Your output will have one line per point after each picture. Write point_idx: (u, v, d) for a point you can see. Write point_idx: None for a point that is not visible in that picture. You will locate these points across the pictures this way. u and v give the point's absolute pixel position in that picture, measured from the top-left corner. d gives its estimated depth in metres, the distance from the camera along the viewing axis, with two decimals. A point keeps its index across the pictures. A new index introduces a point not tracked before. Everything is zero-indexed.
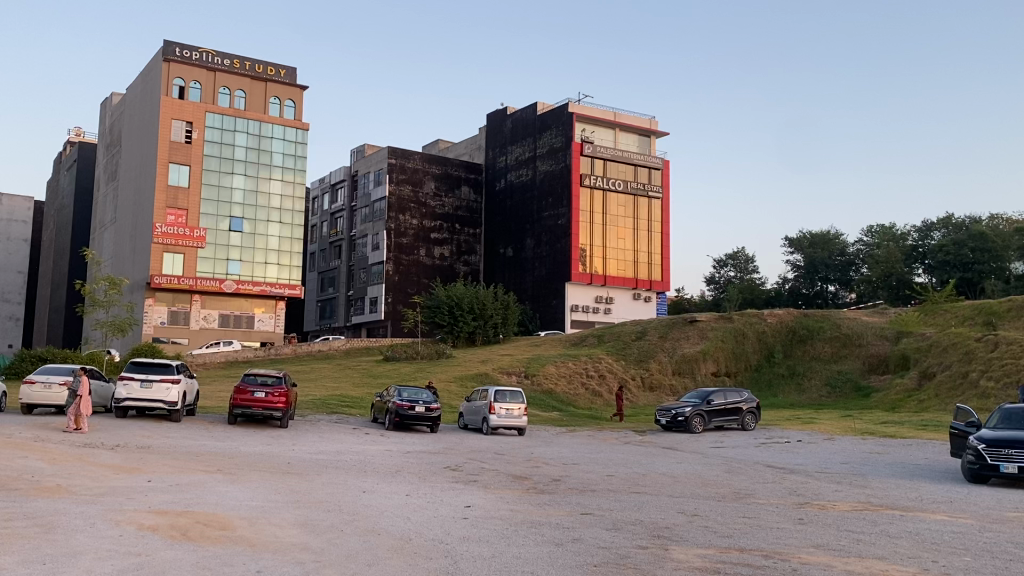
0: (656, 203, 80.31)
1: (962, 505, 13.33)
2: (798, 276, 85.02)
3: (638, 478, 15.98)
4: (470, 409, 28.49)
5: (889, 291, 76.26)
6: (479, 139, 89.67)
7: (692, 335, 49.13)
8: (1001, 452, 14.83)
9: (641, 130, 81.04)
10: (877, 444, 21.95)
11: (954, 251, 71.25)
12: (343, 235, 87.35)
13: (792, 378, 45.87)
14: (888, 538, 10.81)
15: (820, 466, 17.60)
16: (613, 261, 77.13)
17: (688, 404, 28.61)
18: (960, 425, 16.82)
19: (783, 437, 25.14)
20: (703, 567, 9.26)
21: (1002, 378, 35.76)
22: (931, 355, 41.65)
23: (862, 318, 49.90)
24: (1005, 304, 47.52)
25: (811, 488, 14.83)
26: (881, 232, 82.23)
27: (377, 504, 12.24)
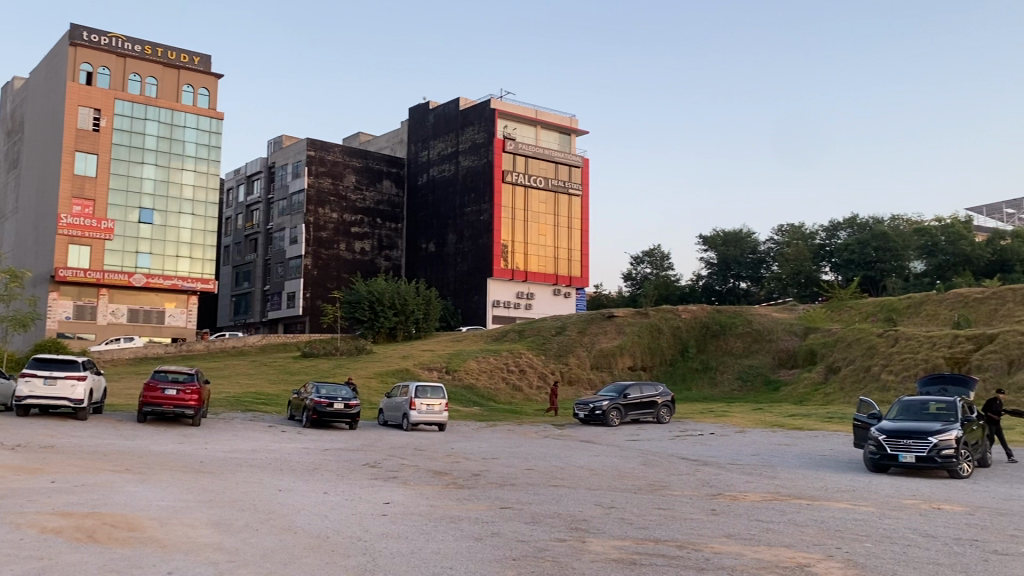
0: (577, 200, 81.25)
1: (864, 493, 13.93)
2: (711, 273, 87.29)
3: (556, 472, 16.17)
4: (390, 405, 28.31)
5: (798, 288, 78.86)
6: (400, 132, 88.91)
7: (609, 330, 49.85)
8: (900, 442, 15.56)
9: (561, 128, 81.82)
10: (785, 436, 22.74)
11: (859, 251, 74.22)
12: (259, 229, 85.55)
13: (705, 372, 47.11)
14: (795, 527, 11.22)
15: (732, 458, 18.13)
16: (534, 257, 77.69)
17: (605, 398, 29.01)
18: (863, 417, 17.57)
19: (697, 429, 25.79)
20: (620, 558, 9.43)
21: (902, 371, 37.47)
22: (837, 350, 43.32)
23: (772, 315, 51.49)
24: (904, 301, 49.97)
25: (722, 479, 15.28)
26: (791, 232, 84.98)
27: (293, 503, 12.06)
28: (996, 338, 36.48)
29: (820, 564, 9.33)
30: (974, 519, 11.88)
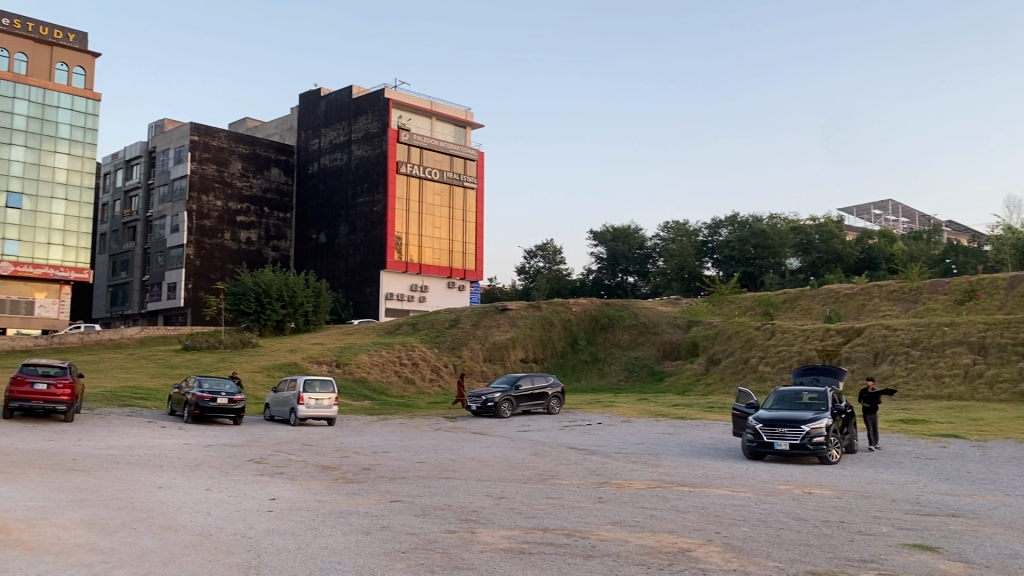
0: (472, 193, 81.36)
1: (741, 480, 14.57)
2: (601, 267, 89.07)
3: (447, 464, 16.18)
4: (277, 400, 27.67)
5: (682, 283, 81.25)
6: (290, 119, 86.70)
7: (502, 323, 50.15)
8: (776, 431, 16.31)
9: (457, 120, 81.75)
10: (669, 426, 23.48)
11: (739, 247, 77.39)
12: (138, 216, 81.96)
13: (594, 364, 48.10)
14: (678, 513, 11.62)
15: (619, 447, 18.59)
16: (428, 250, 77.33)
17: (497, 390, 29.18)
18: (741, 406, 18.32)
19: (586, 420, 26.33)
20: (509, 548, 9.55)
21: (778, 364, 39.22)
22: (717, 342, 45.02)
23: (658, 309, 53.03)
24: (780, 295, 52.41)
25: (609, 468, 15.66)
26: (676, 229, 87.63)
27: (174, 500, 11.65)
28: (863, 331, 38.75)
29: (700, 548, 9.70)
30: (842, 502, 12.60)
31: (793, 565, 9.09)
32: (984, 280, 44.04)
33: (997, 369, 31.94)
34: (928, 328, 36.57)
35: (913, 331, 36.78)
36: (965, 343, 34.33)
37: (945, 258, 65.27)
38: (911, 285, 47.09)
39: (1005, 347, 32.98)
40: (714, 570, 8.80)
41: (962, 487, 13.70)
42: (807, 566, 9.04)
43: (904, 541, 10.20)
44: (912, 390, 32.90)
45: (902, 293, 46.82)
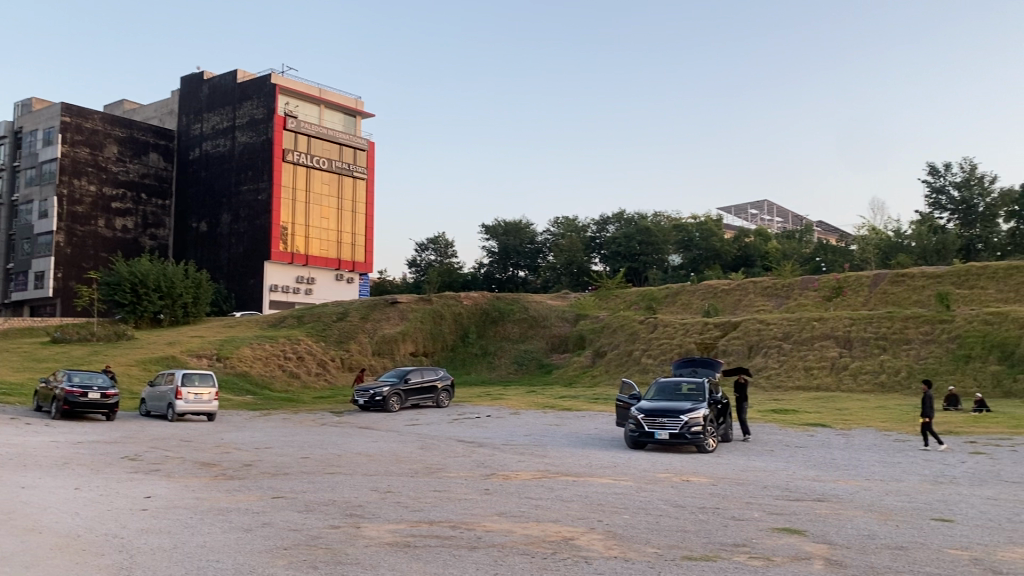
0: (361, 183, 80.18)
1: (624, 469, 14.98)
2: (492, 261, 89.48)
3: (332, 460, 15.93)
4: (154, 394, 26.56)
5: (570, 277, 82.57)
6: (170, 101, 83.19)
7: (392, 316, 49.71)
8: (656, 421, 16.83)
9: (347, 109, 80.58)
10: (556, 418, 23.88)
11: (625, 243, 79.35)
12: (2, 200, 76.93)
13: (484, 357, 48.31)
14: (562, 502, 11.85)
15: (507, 439, 18.78)
16: (315, 241, 75.78)
17: (385, 384, 28.90)
18: (625, 397, 18.80)
19: (475, 412, 26.45)
20: (394, 542, 9.50)
21: (660, 356, 40.44)
22: (603, 336, 46.07)
23: (547, 302, 53.78)
24: (663, 290, 54.13)
25: (496, 459, 15.80)
26: (566, 224, 89.07)
27: (39, 500, 11.02)
28: (739, 325, 40.42)
29: (583, 536, 9.93)
30: (717, 489, 13.14)
31: (672, 550, 9.41)
32: (849, 278, 46.80)
33: (861, 361, 33.91)
34: (798, 322, 38.49)
35: (785, 325, 38.65)
36: (832, 336, 36.30)
37: (815, 257, 68.68)
38: (784, 281, 49.49)
39: (868, 340, 35.03)
40: (595, 557, 9.03)
41: (826, 473, 14.53)
42: (684, 551, 9.38)
43: (774, 525, 10.72)
44: (783, 380, 34.58)
45: (776, 289, 49.17)
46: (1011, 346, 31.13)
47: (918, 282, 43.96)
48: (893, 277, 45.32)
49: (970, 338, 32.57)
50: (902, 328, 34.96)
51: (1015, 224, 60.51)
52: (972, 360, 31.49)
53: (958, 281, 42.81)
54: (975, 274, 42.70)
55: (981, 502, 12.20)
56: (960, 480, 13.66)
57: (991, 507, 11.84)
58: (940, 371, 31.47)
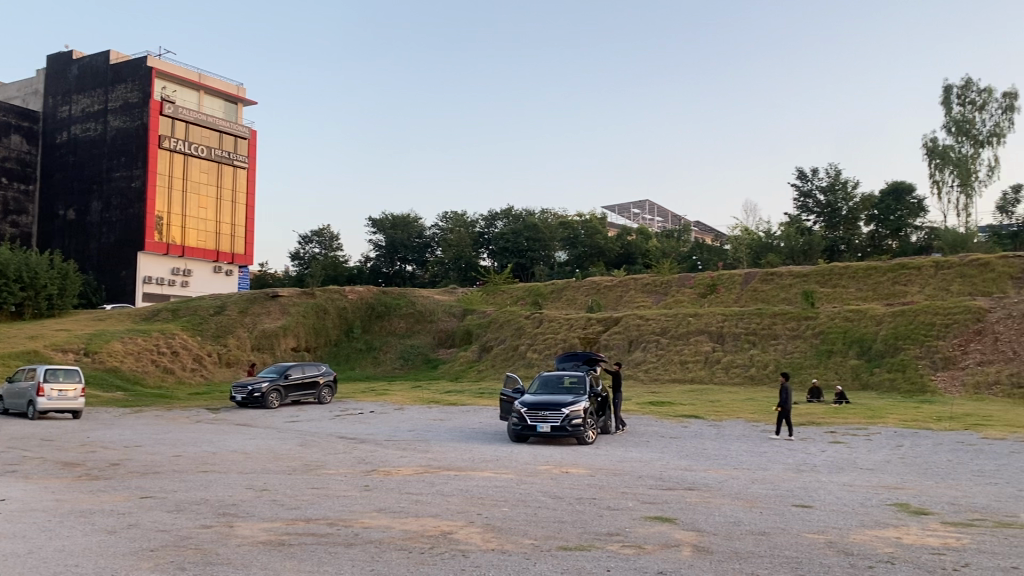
0: (242, 172, 77.81)
1: (505, 462, 15.13)
2: (379, 255, 88.47)
3: (206, 458, 15.41)
4: (13, 391, 24.99)
5: (458, 272, 82.30)
6: (35, 80, 78.16)
7: (273, 310, 48.45)
8: (538, 414, 17.06)
9: (227, 96, 78.61)
10: (440, 413, 23.87)
11: (513, 239, 79.95)
12: None
13: (369, 352, 47.73)
14: (442, 497, 11.87)
15: (390, 435, 18.63)
16: (193, 231, 73.02)
17: (265, 380, 28.17)
18: (508, 392, 18.96)
19: (358, 408, 26.17)
20: (268, 540, 9.31)
21: (545, 350, 41.02)
22: (490, 330, 46.33)
23: (433, 297, 53.60)
24: (548, 286, 55.03)
25: (377, 455, 15.66)
26: (454, 219, 89.07)
27: None
28: (620, 320, 41.51)
29: (462, 530, 9.99)
30: (594, 480, 13.46)
31: (548, 542, 9.58)
32: (723, 276, 48.81)
33: (733, 356, 35.43)
34: (674, 318, 39.82)
35: (663, 320, 39.93)
36: (706, 331, 37.70)
37: (693, 255, 71.04)
38: (662, 279, 51.08)
39: (739, 336, 36.61)
40: (473, 550, 9.10)
41: (698, 463, 15.10)
42: (560, 541, 9.57)
43: (647, 514, 11.08)
44: (661, 373, 35.69)
45: (654, 286, 50.65)
46: (869, 341, 33.13)
47: (786, 281, 46.19)
48: (762, 276, 47.45)
49: (832, 334, 34.44)
50: (771, 324, 36.70)
51: (874, 227, 64.37)
52: (833, 354, 33.33)
53: (822, 280, 45.26)
54: (838, 274, 45.28)
55: (837, 488, 12.98)
56: (819, 468, 14.47)
57: (846, 492, 12.62)
58: (804, 365, 33.18)
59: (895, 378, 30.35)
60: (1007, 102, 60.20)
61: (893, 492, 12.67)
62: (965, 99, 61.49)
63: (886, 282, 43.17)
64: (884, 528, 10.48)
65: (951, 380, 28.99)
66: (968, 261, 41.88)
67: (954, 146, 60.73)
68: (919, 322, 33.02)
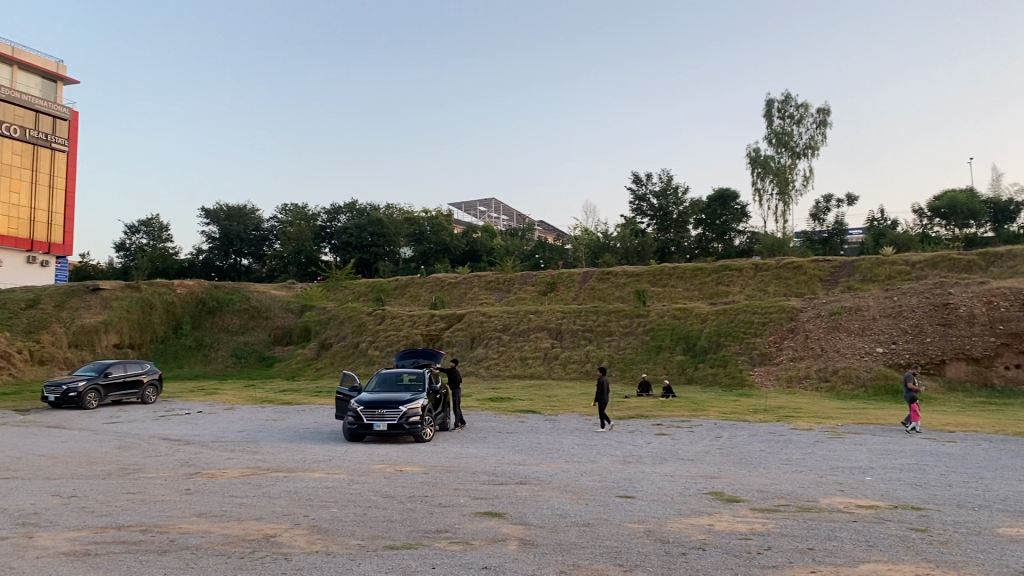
0: (61, 155, 72.79)
1: (338, 461, 14.84)
2: (213, 247, 84.59)
3: (8, 464, 14.19)
4: None
5: (298, 267, 80.07)
6: None
7: (93, 305, 45.41)
8: (375, 412, 16.83)
9: (45, 72, 73.28)
10: (272, 412, 23.16)
11: (357, 234, 77.80)
12: None
13: (199, 350, 45.57)
14: (268, 499, 11.50)
15: (217, 436, 17.86)
16: (4, 218, 67.26)
17: (82, 377, 26.34)
18: (344, 390, 18.60)
19: (184, 408, 25.01)
20: (72, 551, 8.68)
21: (385, 348, 40.60)
22: (329, 327, 45.42)
23: (270, 292, 51.97)
24: (391, 283, 54.57)
25: (202, 457, 14.99)
26: (294, 212, 86.68)
27: None
28: (462, 318, 41.74)
29: (286, 533, 9.70)
30: (428, 477, 13.47)
31: (374, 541, 9.48)
32: (562, 274, 50.14)
33: (570, 352, 36.41)
34: (516, 315, 40.52)
35: (504, 317, 40.51)
36: (546, 328, 38.56)
37: (535, 254, 72.36)
38: (504, 276, 51.86)
39: (576, 332, 37.68)
40: (295, 553, 8.86)
41: (532, 457, 15.39)
42: (387, 541, 9.49)
43: (476, 510, 11.18)
44: (501, 369, 36.12)
45: (497, 283, 51.37)
46: (694, 338, 34.93)
47: (620, 280, 47.97)
48: (599, 275, 49.14)
49: (661, 331, 36.03)
50: (606, 321, 37.97)
51: (702, 231, 67.90)
52: (662, 350, 34.88)
53: (652, 279, 47.37)
54: (668, 274, 47.56)
55: (659, 478, 13.59)
56: (644, 459, 15.10)
57: (667, 482, 13.23)
58: (636, 361, 34.52)
59: (717, 373, 32.16)
60: (820, 117, 65.05)
61: (709, 481, 13.40)
62: (784, 113, 65.93)
63: (711, 282, 45.68)
64: (699, 516, 11.05)
65: (766, 375, 31.02)
66: (783, 264, 45.00)
67: (773, 157, 65.00)
68: (739, 321, 35.12)
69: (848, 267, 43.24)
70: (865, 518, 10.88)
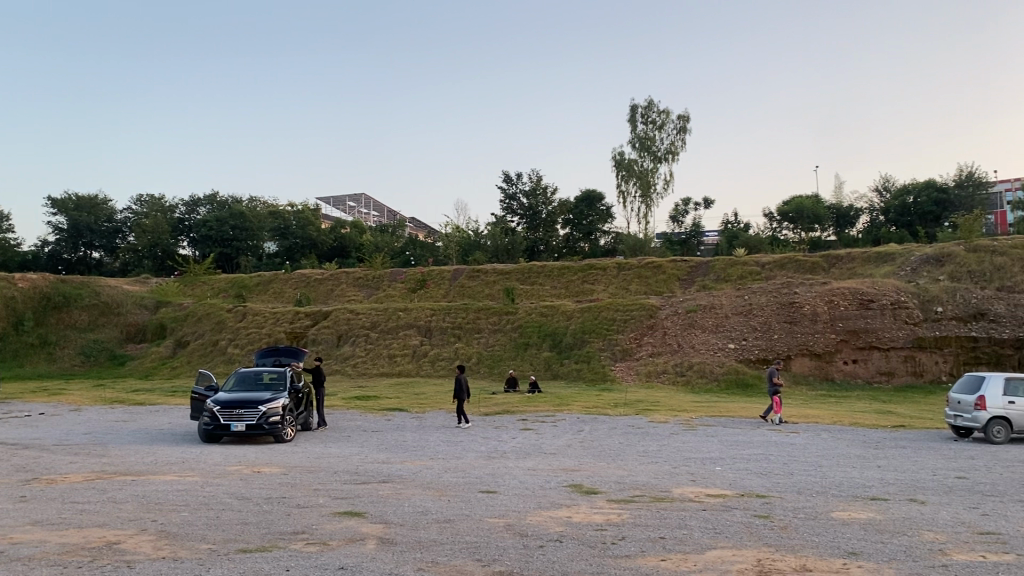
0: None
1: (191, 464, 14.27)
2: (59, 239, 79.30)
3: None
4: None
5: (153, 261, 77.00)
6: None
7: None
8: (233, 413, 16.28)
9: None
10: (123, 413, 22.03)
11: (217, 227, 74.87)
12: None
13: (43, 348, 42.75)
14: (113, 504, 10.92)
15: (58, 438, 16.85)
16: None
17: None
18: (200, 389, 17.90)
19: (24, 410, 23.45)
20: None
21: (247, 345, 39.39)
22: (186, 324, 43.58)
23: (122, 288, 49.39)
24: (254, 279, 53.01)
25: (42, 463, 14.07)
26: (150, 203, 82.76)
27: None
28: (329, 315, 40.98)
29: (129, 539, 9.25)
30: (286, 478, 13.13)
31: (226, 545, 9.16)
32: (432, 272, 50.08)
33: (438, 349, 36.39)
34: (384, 312, 40.13)
35: (372, 315, 40.04)
36: (414, 326, 38.42)
37: (405, 250, 71.85)
38: (373, 273, 51.31)
39: (445, 330, 37.73)
40: (139, 560, 8.45)
41: (395, 455, 15.29)
42: (240, 544, 9.19)
43: (336, 510, 11.00)
44: (368, 367, 35.72)
45: (366, 280, 50.78)
46: (560, 335, 35.63)
47: (490, 278, 48.35)
48: (469, 272, 49.36)
49: (529, 328, 36.53)
50: (475, 318, 38.18)
51: (569, 231, 69.37)
52: (529, 346, 35.39)
53: (521, 277, 47.98)
54: (536, 272, 48.31)
55: (521, 472, 13.80)
56: (508, 454, 15.28)
57: (529, 476, 13.44)
58: (503, 358, 34.88)
59: (581, 368, 32.90)
60: (680, 123, 67.60)
61: (569, 474, 13.69)
62: (648, 118, 68.18)
63: (577, 281, 46.65)
64: (557, 508, 11.27)
65: (627, 369, 32.03)
66: (644, 263, 46.56)
67: (637, 160, 67.15)
68: (603, 318, 36.09)
69: (703, 267, 45.16)
70: (713, 507, 11.40)
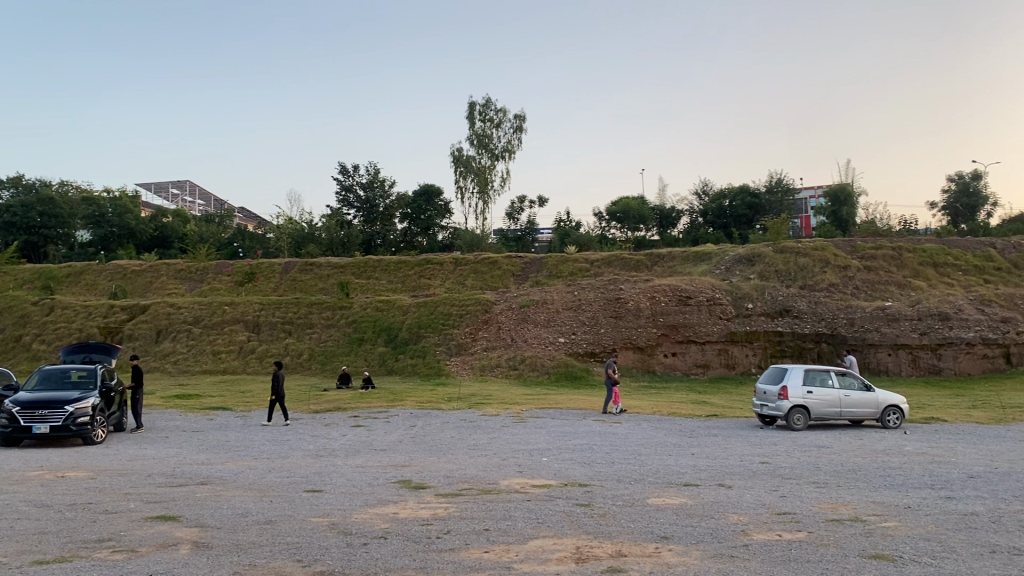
0: None
1: None
2: None
3: None
4: None
5: None
6: None
7: None
8: (35, 414, 15.10)
9: None
10: None
11: (21, 213, 69.20)
12: None
13: None
14: None
15: None
16: None
17: None
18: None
19: None
20: None
21: (54, 341, 36.67)
22: None
23: None
24: (64, 270, 49.35)
25: None
26: None
27: None
28: (147, 309, 38.76)
29: None
30: (93, 482, 12.34)
31: (20, 557, 8.49)
32: (261, 264, 48.43)
33: (267, 345, 35.27)
34: (209, 307, 38.46)
35: (196, 309, 38.29)
36: (241, 320, 37.08)
37: (233, 242, 69.20)
38: (197, 265, 49.02)
39: (275, 325, 36.62)
40: None
41: (216, 456, 14.69)
42: (36, 556, 8.53)
43: (148, 514, 10.45)
44: (191, 365, 34.10)
45: (189, 272, 48.42)
46: (395, 329, 35.40)
47: (323, 271, 47.33)
48: (301, 266, 48.11)
49: (363, 323, 36.07)
50: (306, 313, 37.27)
51: (407, 225, 69.15)
52: (363, 342, 34.95)
53: (356, 271, 47.28)
54: (371, 266, 47.72)
55: (349, 470, 13.62)
56: (337, 452, 15.02)
57: (357, 474, 13.30)
58: (336, 353, 34.28)
59: (416, 363, 32.82)
60: (517, 122, 68.71)
61: (399, 470, 13.65)
62: (485, 116, 68.83)
63: (413, 276, 46.46)
64: (385, 505, 11.21)
65: (462, 364, 32.26)
66: (481, 259, 47.05)
67: (474, 157, 67.72)
68: (438, 312, 36.15)
69: (536, 264, 46.15)
70: (537, 497, 11.70)
